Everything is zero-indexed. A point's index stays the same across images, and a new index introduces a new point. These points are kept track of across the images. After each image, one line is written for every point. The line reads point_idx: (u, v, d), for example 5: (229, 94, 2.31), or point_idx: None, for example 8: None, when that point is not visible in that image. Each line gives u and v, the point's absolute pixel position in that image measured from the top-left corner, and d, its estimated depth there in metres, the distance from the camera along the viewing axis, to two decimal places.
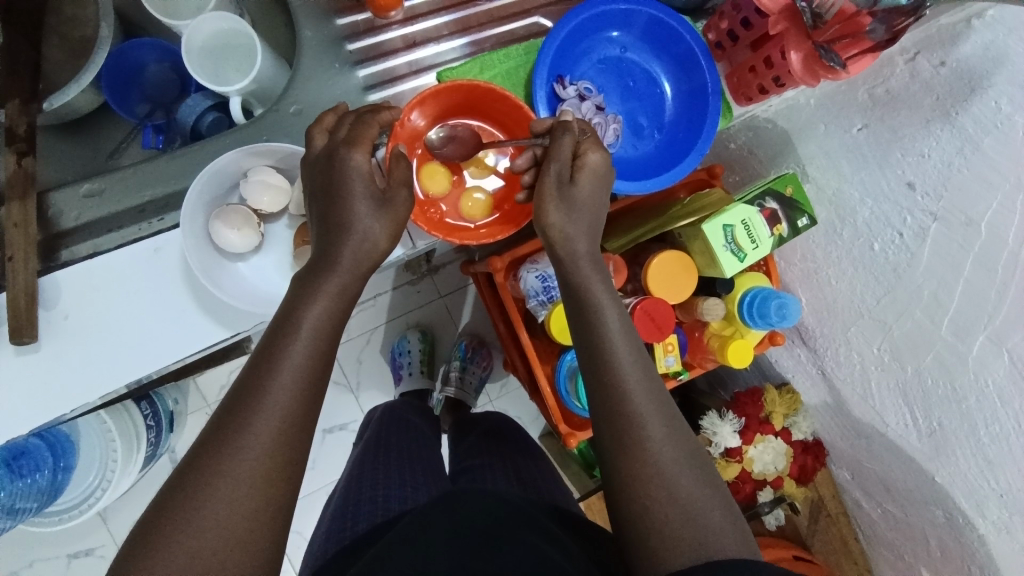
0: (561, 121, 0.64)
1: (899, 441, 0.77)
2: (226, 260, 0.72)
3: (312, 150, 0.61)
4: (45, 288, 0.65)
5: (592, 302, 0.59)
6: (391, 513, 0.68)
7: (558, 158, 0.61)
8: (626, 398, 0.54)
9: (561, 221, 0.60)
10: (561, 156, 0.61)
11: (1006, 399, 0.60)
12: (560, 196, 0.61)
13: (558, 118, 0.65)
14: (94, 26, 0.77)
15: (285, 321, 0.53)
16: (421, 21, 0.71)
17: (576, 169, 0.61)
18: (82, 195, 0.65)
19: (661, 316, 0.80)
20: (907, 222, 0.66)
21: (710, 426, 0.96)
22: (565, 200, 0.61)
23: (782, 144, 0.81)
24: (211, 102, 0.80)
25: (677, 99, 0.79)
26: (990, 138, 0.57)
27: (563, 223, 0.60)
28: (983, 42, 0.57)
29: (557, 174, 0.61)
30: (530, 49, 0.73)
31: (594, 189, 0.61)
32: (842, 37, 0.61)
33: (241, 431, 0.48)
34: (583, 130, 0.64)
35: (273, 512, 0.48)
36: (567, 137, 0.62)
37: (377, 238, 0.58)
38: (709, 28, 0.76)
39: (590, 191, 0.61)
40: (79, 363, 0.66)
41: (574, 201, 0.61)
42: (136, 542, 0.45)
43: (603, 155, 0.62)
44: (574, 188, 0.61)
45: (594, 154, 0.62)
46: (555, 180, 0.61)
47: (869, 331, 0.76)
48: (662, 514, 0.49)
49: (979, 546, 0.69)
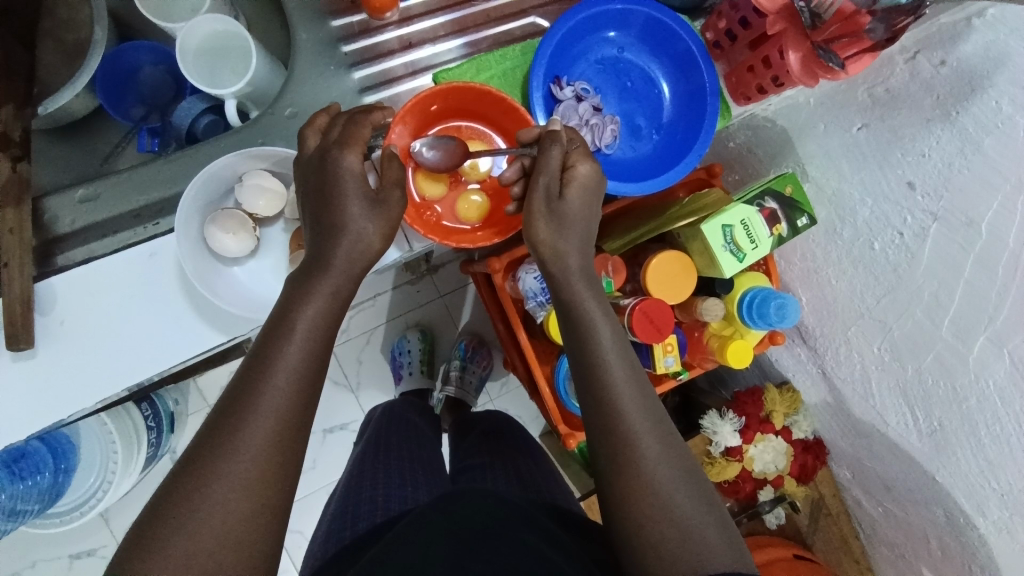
0: (549, 131, 0.63)
1: (899, 440, 0.77)
2: (222, 265, 0.71)
3: (305, 151, 0.60)
4: (41, 293, 0.65)
5: (589, 309, 0.58)
6: (391, 513, 0.68)
7: (547, 170, 0.61)
8: (623, 404, 0.54)
9: (552, 237, 0.60)
10: (549, 169, 0.61)
11: (1006, 400, 0.59)
12: (550, 213, 0.61)
13: (547, 128, 0.64)
14: (88, 29, 0.77)
15: (280, 323, 0.53)
16: (418, 22, 0.70)
17: (565, 183, 0.61)
18: (77, 200, 0.65)
19: (660, 317, 0.80)
20: (907, 222, 0.66)
21: (710, 426, 0.95)
22: (555, 216, 0.61)
23: (781, 144, 0.80)
24: (206, 105, 0.80)
25: (676, 99, 0.79)
26: (991, 138, 0.56)
27: (554, 238, 0.60)
28: (985, 41, 0.56)
29: (546, 188, 0.61)
30: (526, 50, 0.72)
31: (584, 201, 0.61)
32: (842, 36, 0.60)
33: (237, 432, 0.48)
34: (573, 138, 0.64)
35: (270, 515, 0.47)
36: (555, 149, 0.61)
37: (371, 239, 0.57)
38: (709, 26, 0.75)
39: (580, 204, 0.61)
40: (77, 367, 0.66)
41: (564, 216, 0.61)
42: (131, 545, 0.44)
43: (593, 166, 0.62)
44: (564, 202, 0.61)
45: (584, 165, 0.62)
46: (544, 194, 0.61)
47: (869, 331, 0.75)
48: (658, 532, 0.49)
49: (980, 545, 0.69)
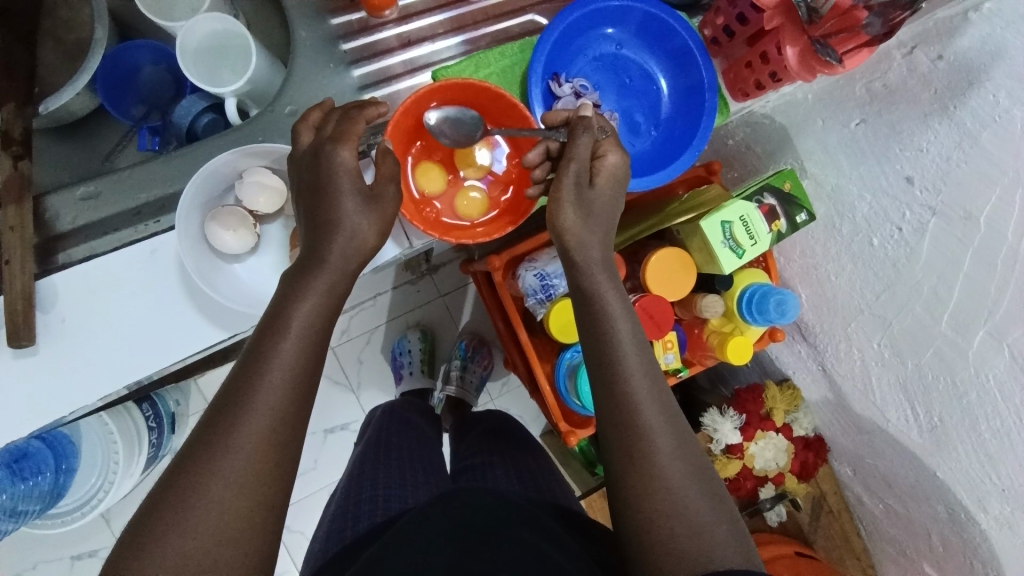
0: (580, 117, 0.64)
1: (900, 436, 0.77)
2: (223, 262, 0.71)
3: (298, 147, 0.60)
4: (42, 291, 0.65)
5: (588, 306, 0.59)
6: (391, 513, 0.68)
7: (578, 158, 0.61)
8: (623, 400, 0.54)
9: (578, 225, 0.60)
10: (581, 156, 0.61)
11: (1006, 394, 0.59)
12: (578, 200, 0.60)
13: (576, 113, 0.65)
14: (89, 29, 0.77)
15: (274, 321, 0.53)
16: (416, 21, 0.71)
17: (595, 172, 0.61)
18: (79, 198, 0.66)
19: (660, 314, 0.81)
20: (906, 217, 0.66)
21: (710, 424, 0.94)
22: (583, 203, 0.61)
23: (780, 140, 0.81)
24: (206, 103, 0.80)
25: (674, 96, 0.79)
26: (989, 131, 0.56)
27: (580, 227, 0.60)
28: (982, 34, 0.56)
29: (576, 176, 0.61)
30: (523, 47, 0.72)
31: (611, 191, 0.62)
32: (839, 31, 0.61)
33: (231, 431, 0.48)
34: (603, 127, 0.64)
35: (265, 513, 0.47)
36: (586, 137, 0.62)
37: (366, 235, 0.57)
38: (706, 23, 0.76)
39: (607, 195, 0.62)
40: (77, 365, 0.66)
41: (592, 205, 0.61)
42: (127, 544, 0.44)
43: (622, 157, 0.62)
44: (593, 191, 0.61)
45: (613, 155, 0.62)
46: (573, 180, 0.61)
47: (869, 327, 0.75)
48: (668, 528, 0.49)
49: (981, 541, 0.69)
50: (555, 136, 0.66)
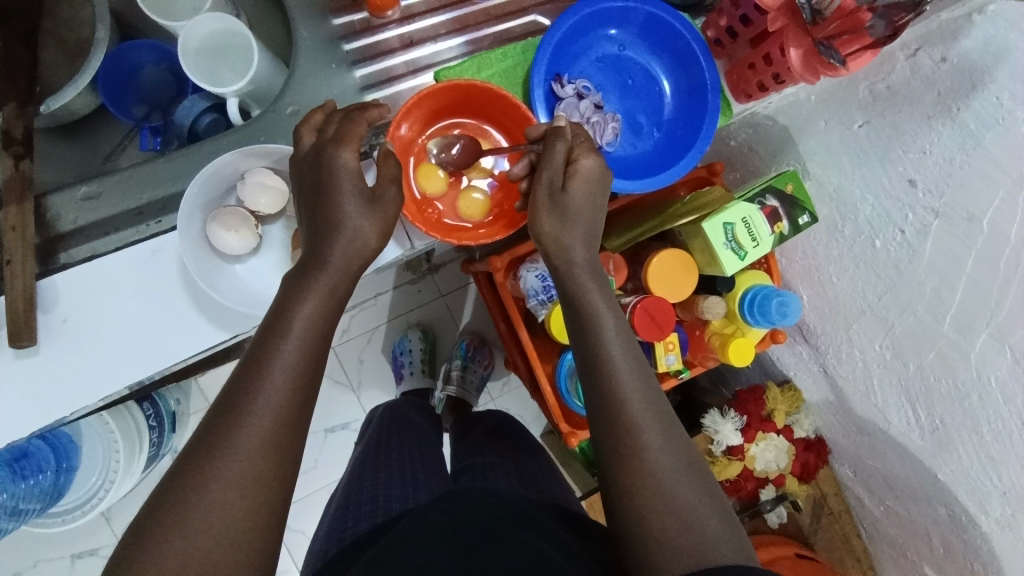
0: (554, 127, 0.63)
1: (901, 438, 0.77)
2: (224, 263, 0.71)
3: (301, 148, 0.60)
4: (43, 291, 0.65)
5: (588, 307, 0.58)
6: (391, 513, 0.67)
7: (552, 165, 0.61)
8: (623, 399, 0.54)
9: (555, 230, 0.60)
10: (554, 163, 0.61)
11: (1008, 396, 0.59)
12: (553, 204, 0.61)
13: (551, 125, 0.64)
14: (90, 28, 0.77)
15: (276, 322, 0.53)
16: (418, 21, 0.71)
17: (569, 176, 0.61)
18: (80, 198, 0.65)
19: (661, 315, 0.80)
20: (909, 219, 0.66)
21: (710, 425, 0.94)
22: (558, 208, 0.61)
23: (782, 141, 0.80)
24: (208, 103, 0.80)
25: (676, 96, 0.79)
26: (992, 134, 0.56)
27: (558, 232, 0.60)
28: (985, 36, 0.57)
29: (549, 182, 0.61)
30: (526, 47, 0.72)
31: (587, 195, 0.61)
32: (843, 32, 0.61)
33: (233, 432, 0.48)
34: (575, 134, 0.64)
35: (266, 514, 0.47)
36: (560, 143, 0.61)
37: (367, 236, 0.57)
38: (709, 24, 0.75)
39: (583, 198, 0.61)
40: (77, 365, 0.66)
41: (567, 209, 0.61)
42: (128, 545, 0.44)
43: (597, 160, 0.62)
44: (567, 196, 0.61)
45: (587, 159, 0.62)
46: (547, 188, 0.61)
47: (870, 329, 0.75)
48: (660, 523, 0.49)
49: (982, 543, 0.69)
50: (535, 148, 0.67)
